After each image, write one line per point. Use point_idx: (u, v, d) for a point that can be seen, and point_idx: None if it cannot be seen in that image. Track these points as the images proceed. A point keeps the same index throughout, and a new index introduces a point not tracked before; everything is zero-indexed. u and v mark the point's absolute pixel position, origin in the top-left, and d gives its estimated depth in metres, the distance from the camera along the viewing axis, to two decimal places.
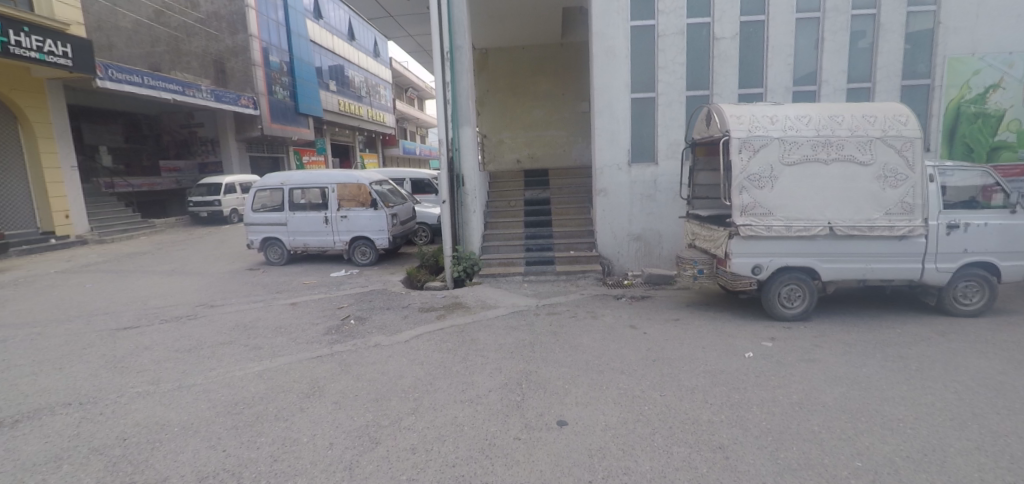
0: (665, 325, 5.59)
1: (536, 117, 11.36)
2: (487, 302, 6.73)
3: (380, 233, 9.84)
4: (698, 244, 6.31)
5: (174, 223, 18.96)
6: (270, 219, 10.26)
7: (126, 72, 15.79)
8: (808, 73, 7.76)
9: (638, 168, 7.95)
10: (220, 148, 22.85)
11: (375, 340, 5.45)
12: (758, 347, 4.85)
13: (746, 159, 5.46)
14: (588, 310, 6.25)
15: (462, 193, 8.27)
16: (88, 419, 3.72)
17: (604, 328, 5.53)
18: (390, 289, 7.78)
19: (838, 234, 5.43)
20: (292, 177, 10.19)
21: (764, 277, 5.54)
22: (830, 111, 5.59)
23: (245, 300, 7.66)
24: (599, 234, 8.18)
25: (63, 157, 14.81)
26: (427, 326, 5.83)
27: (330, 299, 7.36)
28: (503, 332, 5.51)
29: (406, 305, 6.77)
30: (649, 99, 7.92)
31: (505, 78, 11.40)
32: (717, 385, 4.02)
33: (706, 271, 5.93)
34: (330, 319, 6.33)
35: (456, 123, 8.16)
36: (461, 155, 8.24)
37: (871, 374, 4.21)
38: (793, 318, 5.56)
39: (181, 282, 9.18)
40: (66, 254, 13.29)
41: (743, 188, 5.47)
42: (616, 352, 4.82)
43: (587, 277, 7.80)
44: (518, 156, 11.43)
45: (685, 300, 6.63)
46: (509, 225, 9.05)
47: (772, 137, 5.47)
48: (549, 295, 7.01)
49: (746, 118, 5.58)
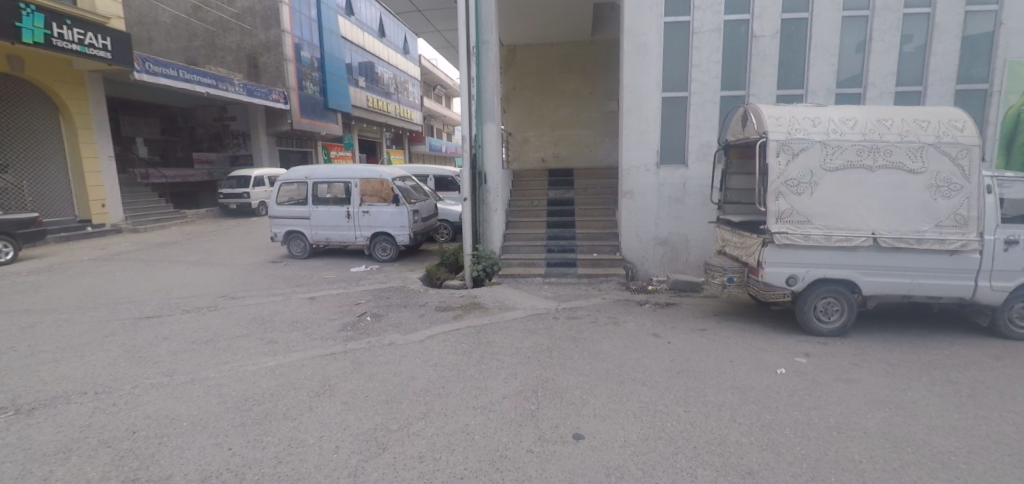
0: (691, 335, 5.34)
1: (563, 116, 11.14)
2: (505, 303, 6.58)
3: (401, 229, 9.79)
4: (728, 250, 6.02)
5: (204, 214, 19.44)
6: (293, 212, 10.36)
7: (162, 65, 16.22)
8: (853, 75, 7.34)
9: (667, 170, 7.66)
10: (251, 141, 23.37)
11: (390, 338, 5.38)
12: (792, 364, 4.55)
13: (784, 163, 5.15)
14: (610, 316, 6.03)
15: (484, 191, 8.12)
16: (101, 411, 3.75)
17: (625, 336, 5.31)
18: (408, 287, 7.71)
19: (882, 246, 5.06)
20: (316, 171, 10.25)
21: (799, 288, 5.22)
22: (877, 115, 5.24)
23: (265, 292, 7.72)
24: (623, 237, 7.93)
25: (101, 147, 15.32)
26: (443, 326, 5.72)
27: (348, 295, 7.34)
28: (520, 335, 5.35)
29: (423, 304, 6.67)
30: (681, 99, 7.62)
31: (533, 76, 11.22)
32: (747, 402, 3.76)
33: (736, 279, 5.64)
34: (346, 315, 6.30)
35: (480, 120, 8.02)
36: (484, 152, 8.09)
37: (917, 397, 3.87)
38: (829, 333, 5.22)
39: (205, 272, 9.36)
40: (102, 242, 13.78)
41: (780, 194, 5.16)
42: (637, 361, 4.61)
43: (610, 281, 7.57)
44: (543, 156, 11.25)
45: (712, 309, 6.33)
46: (531, 225, 8.86)
47: (813, 141, 5.14)
48: (570, 298, 6.81)
49: (786, 119, 5.27)
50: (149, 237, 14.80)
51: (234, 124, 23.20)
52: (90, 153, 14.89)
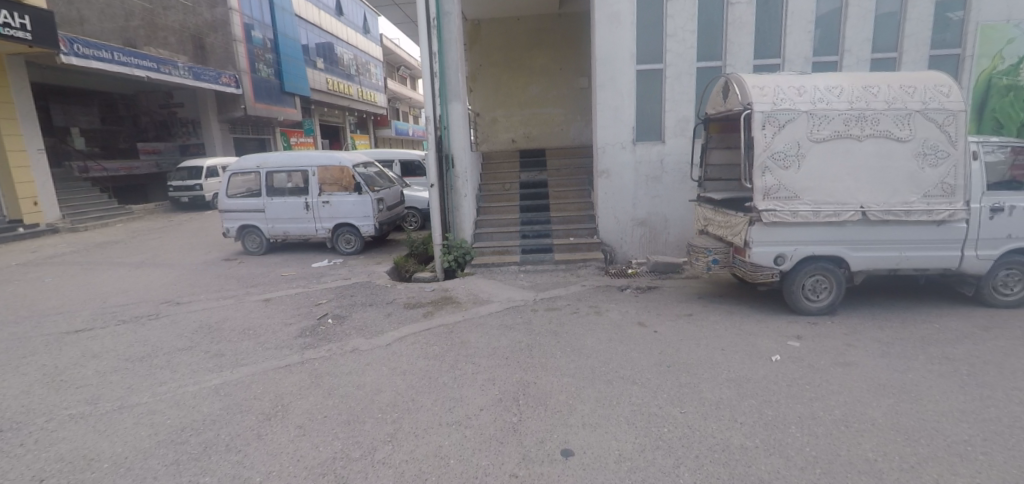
0: (677, 322, 5.04)
1: (532, 94, 10.62)
2: (479, 296, 6.14)
3: (365, 219, 9.18)
4: (712, 231, 5.73)
5: (153, 209, 18.17)
6: (246, 205, 9.57)
7: (94, 47, 14.77)
8: (829, 42, 7.09)
9: (644, 147, 7.31)
10: (201, 130, 21.89)
11: (354, 344, 4.87)
12: (785, 349, 4.29)
13: (770, 136, 4.84)
14: (591, 305, 5.67)
15: (452, 175, 7.61)
16: (3, 454, 3.32)
17: (610, 327, 4.96)
18: (374, 282, 7.18)
19: (871, 220, 4.83)
20: (269, 160, 9.48)
21: (787, 268, 4.96)
22: (863, 81, 4.96)
23: (215, 295, 7.08)
24: (600, 220, 7.57)
25: (29, 141, 14.03)
26: (413, 326, 5.25)
27: (307, 295, 6.75)
28: (497, 332, 4.94)
29: (390, 301, 6.17)
30: (656, 72, 7.24)
31: (499, 52, 10.60)
32: (745, 398, 3.46)
33: (721, 260, 5.36)
34: (305, 319, 5.74)
35: (445, 99, 7.45)
36: (450, 133, 7.54)
37: (918, 380, 3.63)
38: (819, 313, 5.01)
39: (149, 275, 8.56)
40: (35, 245, 12.62)
41: (766, 169, 4.85)
42: (624, 356, 4.26)
43: (588, 266, 7.21)
44: (513, 136, 10.75)
45: (696, 292, 6.06)
46: (503, 210, 8.40)
47: (799, 111, 4.83)
48: (548, 287, 6.43)
49: (770, 89, 4.94)
50: (90, 237, 13.67)
51: (181, 112, 21.70)
52: (15, 147, 13.63)
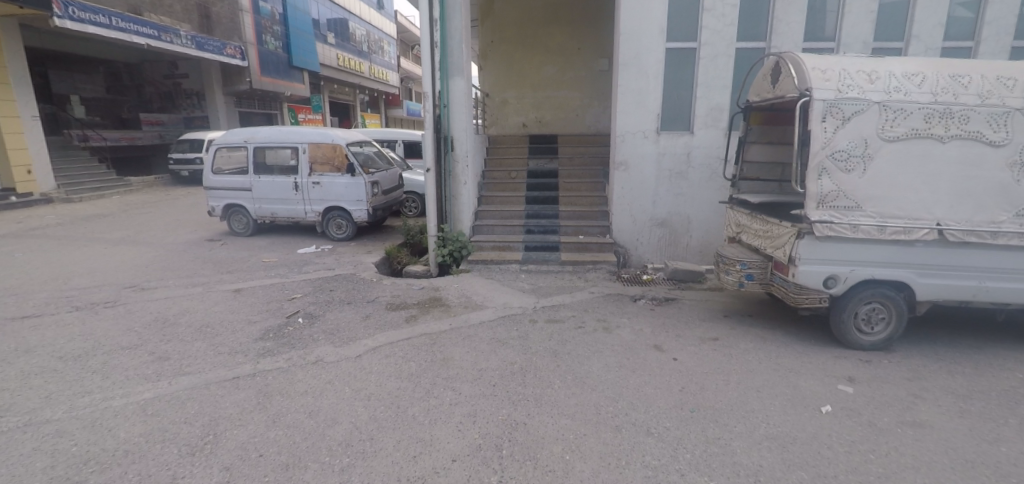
0: (701, 348, 4.24)
1: (548, 75, 9.72)
2: (472, 300, 5.38)
3: (358, 203, 8.45)
4: (745, 239, 4.93)
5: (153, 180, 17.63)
6: (233, 183, 8.89)
7: (91, 11, 14.06)
8: (892, 25, 6.12)
9: (669, 137, 6.44)
10: (207, 100, 21.22)
11: (319, 353, 4.15)
12: (836, 396, 3.49)
13: (831, 130, 3.97)
14: (599, 319, 4.89)
15: (452, 159, 6.82)
16: None
17: (622, 351, 4.17)
18: (359, 275, 6.45)
19: (947, 240, 3.97)
20: (258, 134, 8.75)
21: (839, 292, 4.14)
22: (950, 70, 4.05)
23: (184, 281, 6.39)
24: (614, 217, 6.76)
25: (23, 106, 13.50)
26: (391, 334, 4.49)
27: (283, 286, 6.02)
28: (486, 349, 4.19)
29: (371, 299, 5.44)
30: (689, 51, 6.31)
31: (513, 27, 9.66)
32: (793, 468, 2.69)
33: (757, 276, 4.58)
34: (272, 317, 5.01)
35: (446, 74, 6.63)
36: (452, 112, 6.73)
37: (1019, 458, 2.82)
38: (872, 347, 4.21)
39: (124, 254, 7.90)
40: (24, 212, 12.08)
41: (824, 170, 3.99)
42: (637, 392, 3.49)
43: (598, 270, 6.41)
44: (524, 120, 9.92)
45: (722, 308, 5.25)
46: (508, 201, 7.61)
47: (869, 102, 3.96)
48: (551, 293, 5.67)
49: (834, 73, 4.06)
50: (81, 206, 13.12)
51: (187, 81, 21.01)
52: (9, 111, 13.14)
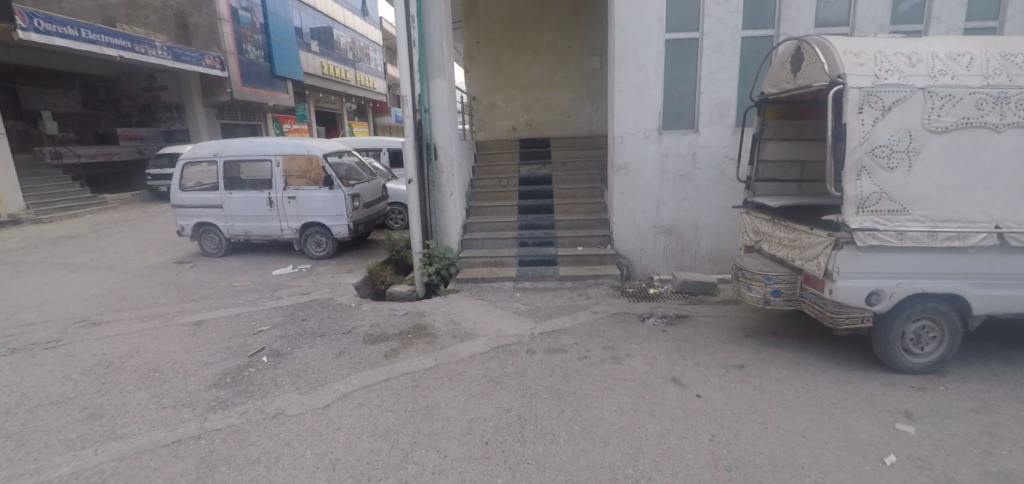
0: (726, 380, 3.65)
1: (537, 75, 9.16)
2: (462, 327, 4.75)
3: (337, 219, 7.82)
4: (767, 248, 4.39)
5: (129, 199, 16.88)
6: (203, 200, 8.24)
7: (58, 23, 13.36)
8: (910, 7, 5.59)
9: (672, 137, 5.88)
10: (186, 114, 20.26)
11: (280, 403, 3.51)
12: (896, 440, 2.90)
13: (870, 121, 3.43)
14: (606, 345, 4.30)
15: (435, 169, 6.22)
16: None
17: (635, 388, 3.58)
18: (336, 298, 5.82)
19: (1008, 246, 3.42)
20: (227, 146, 8.11)
21: (883, 309, 3.58)
22: (1002, 48, 3.49)
23: (141, 313, 5.72)
24: (615, 226, 6.18)
25: None
26: (366, 375, 3.85)
27: (251, 315, 5.36)
28: (477, 390, 3.58)
29: (348, 330, 4.81)
30: (691, 42, 5.76)
31: (498, 26, 9.09)
32: None
33: (784, 292, 4.03)
34: (231, 356, 4.37)
35: (425, 75, 6.01)
36: (433, 117, 6.12)
37: None
38: (923, 371, 3.65)
39: (82, 282, 7.21)
40: None
41: (864, 168, 3.45)
42: (659, 445, 2.89)
43: (600, 286, 5.81)
44: (514, 124, 9.34)
45: (742, 327, 4.68)
46: (498, 211, 7.03)
47: (912, 87, 3.41)
48: (550, 314, 5.07)
49: (869, 56, 3.52)
50: (49, 229, 12.37)
51: (165, 94, 20.19)
52: None
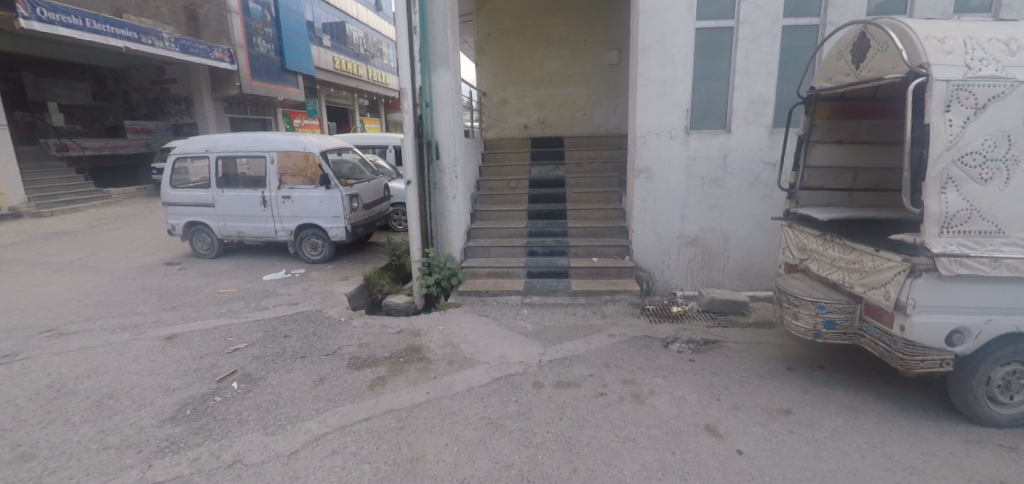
0: (771, 433, 3.04)
1: (551, 69, 8.56)
2: (461, 351, 4.19)
3: (334, 220, 7.31)
4: (815, 269, 3.77)
5: (133, 194, 16.58)
6: (195, 198, 7.80)
7: (62, 12, 13.04)
8: None
9: (701, 137, 5.26)
10: (194, 107, 19.95)
11: (240, 447, 2.96)
12: None
13: (959, 122, 2.80)
14: (625, 379, 3.70)
15: (436, 169, 5.67)
16: None
17: (662, 439, 2.98)
18: (325, 311, 5.28)
19: None
20: (220, 141, 7.64)
21: (968, 350, 2.97)
22: None
23: (114, 322, 5.22)
24: (634, 236, 5.58)
25: None
26: (344, 413, 3.29)
27: (230, 329, 4.84)
28: (472, 437, 3.00)
29: (333, 351, 4.27)
30: (724, 31, 5.12)
31: (511, 17, 8.51)
32: None
33: (839, 323, 3.41)
34: (197, 380, 3.83)
35: (427, 66, 5.46)
36: (435, 113, 5.57)
37: None
38: (1011, 423, 3.06)
39: (63, 284, 6.76)
40: None
41: (950, 180, 2.83)
42: None
43: (617, 303, 5.20)
44: (525, 121, 8.76)
45: (781, 358, 4.06)
46: (506, 216, 6.47)
47: (1012, 80, 2.78)
48: (562, 337, 4.49)
49: (957, 42, 2.90)
50: (48, 224, 12.04)
51: (174, 87, 19.90)
52: None
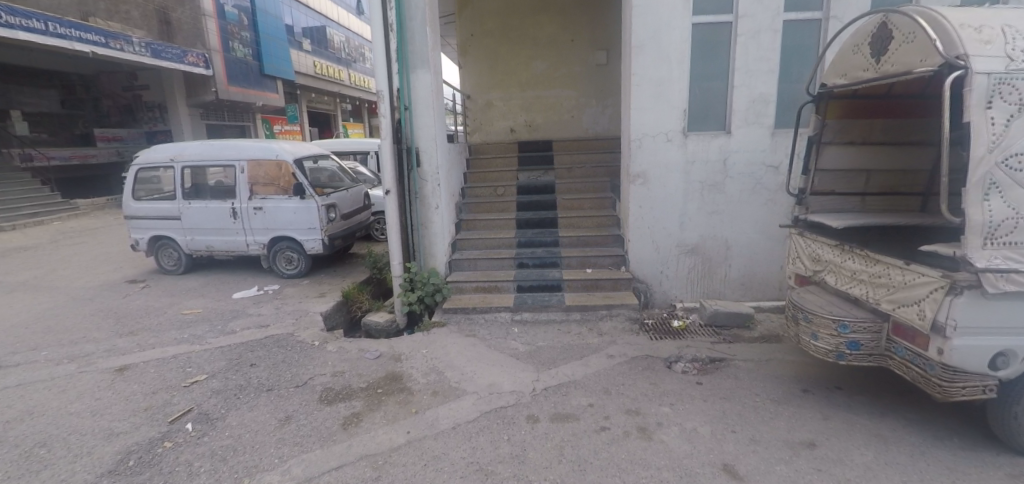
0: (799, 473, 2.68)
1: (537, 70, 8.21)
2: (446, 379, 3.79)
3: (310, 232, 6.85)
4: (832, 282, 3.45)
5: (103, 205, 15.83)
6: (159, 211, 7.28)
7: (22, 15, 12.30)
8: None
9: (700, 139, 4.93)
10: (168, 114, 19.25)
11: None
12: None
13: (1002, 121, 2.49)
14: (630, 409, 3.33)
15: (417, 177, 5.26)
16: None
17: None
18: (297, 333, 4.83)
19: None
20: (186, 149, 7.14)
21: (1013, 374, 2.65)
22: None
23: (60, 352, 4.70)
24: (630, 245, 5.23)
25: None
26: (312, 461, 2.87)
27: (190, 358, 4.37)
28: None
29: (303, 382, 3.84)
30: (723, 26, 4.81)
31: (495, 16, 8.13)
32: None
33: (865, 344, 3.07)
34: (146, 422, 3.37)
35: (406, 66, 5.07)
36: (415, 116, 5.17)
37: None
38: None
39: (11, 307, 6.19)
40: None
41: (993, 185, 2.52)
42: None
43: (614, 318, 4.85)
44: (512, 124, 8.41)
45: (795, 378, 3.73)
46: (493, 226, 6.09)
47: None
48: (557, 358, 4.11)
49: (996, 30, 2.59)
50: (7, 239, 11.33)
51: (147, 93, 19.14)
52: None
